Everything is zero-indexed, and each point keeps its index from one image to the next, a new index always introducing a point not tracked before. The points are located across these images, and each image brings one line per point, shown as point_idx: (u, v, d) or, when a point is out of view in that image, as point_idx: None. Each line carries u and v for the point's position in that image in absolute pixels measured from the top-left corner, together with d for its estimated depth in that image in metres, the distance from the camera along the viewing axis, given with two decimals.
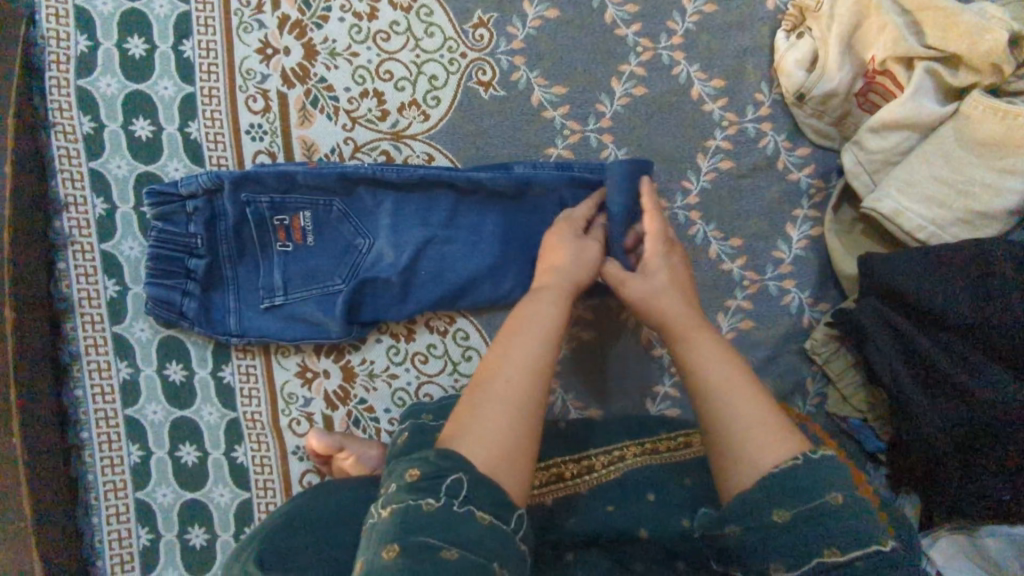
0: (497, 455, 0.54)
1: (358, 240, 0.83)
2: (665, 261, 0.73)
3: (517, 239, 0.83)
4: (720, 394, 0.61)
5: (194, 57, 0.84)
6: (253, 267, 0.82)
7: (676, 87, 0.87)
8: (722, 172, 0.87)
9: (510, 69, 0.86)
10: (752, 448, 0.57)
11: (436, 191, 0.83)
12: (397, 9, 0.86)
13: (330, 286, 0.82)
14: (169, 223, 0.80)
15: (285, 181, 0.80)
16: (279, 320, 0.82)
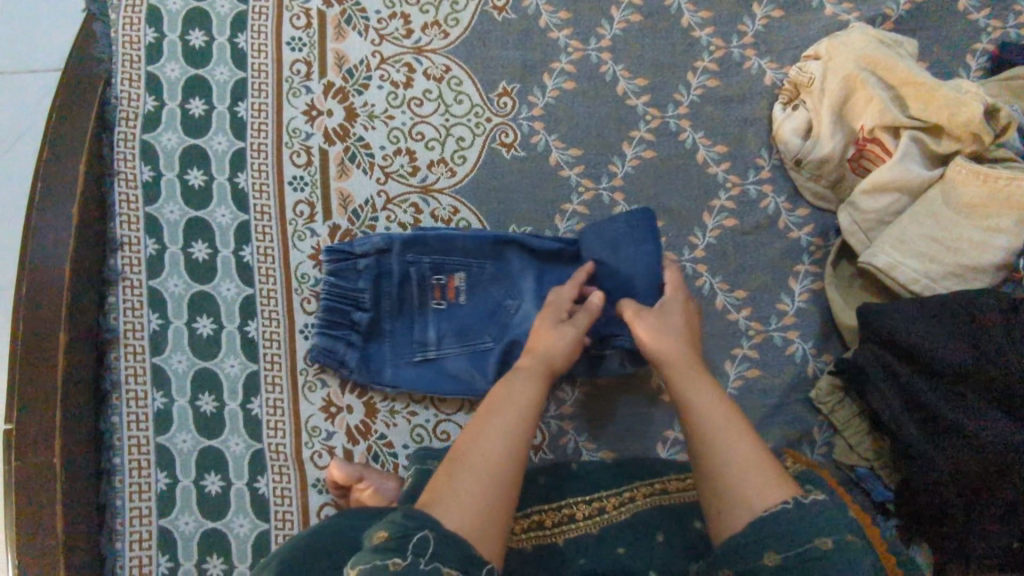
0: (475, 514, 0.59)
1: (508, 300, 0.89)
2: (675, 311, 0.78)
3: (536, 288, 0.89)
4: (716, 447, 0.64)
5: (247, 116, 0.94)
6: (410, 322, 0.90)
7: (682, 151, 0.95)
8: (726, 229, 0.93)
9: (531, 133, 0.95)
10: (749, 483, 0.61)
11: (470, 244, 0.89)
12: (430, 79, 0.96)
13: (479, 343, 0.88)
14: (338, 278, 0.89)
15: (447, 244, 0.89)
16: (435, 372, 0.88)
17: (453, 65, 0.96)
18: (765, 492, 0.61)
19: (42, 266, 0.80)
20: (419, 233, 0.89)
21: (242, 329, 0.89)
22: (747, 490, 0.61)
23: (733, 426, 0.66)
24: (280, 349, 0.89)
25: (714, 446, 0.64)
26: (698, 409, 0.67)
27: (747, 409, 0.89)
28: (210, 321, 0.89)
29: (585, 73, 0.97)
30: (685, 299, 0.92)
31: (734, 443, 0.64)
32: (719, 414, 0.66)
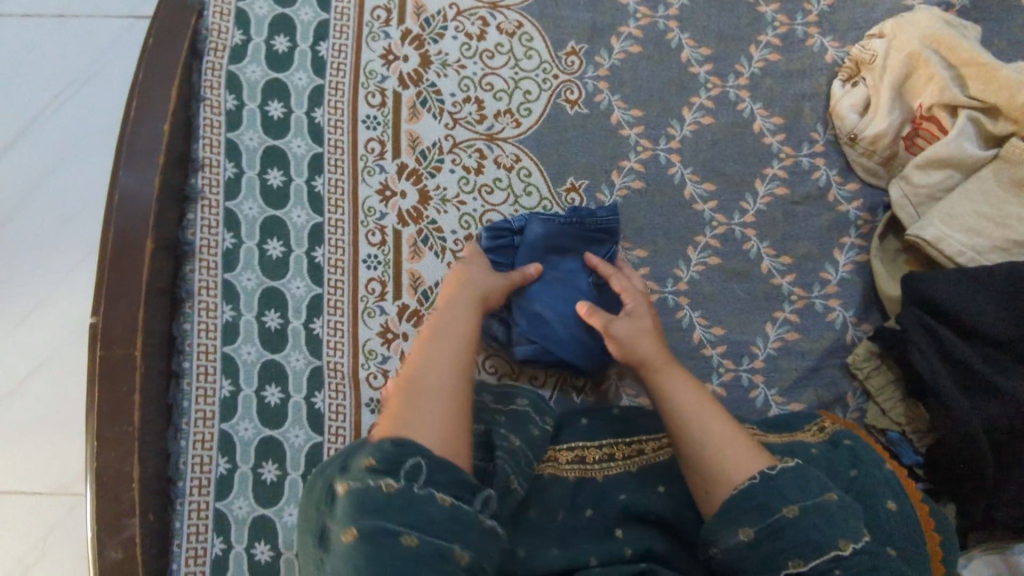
0: (442, 426, 0.62)
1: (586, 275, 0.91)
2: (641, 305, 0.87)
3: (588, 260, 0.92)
4: (690, 432, 0.73)
5: (327, 55, 0.99)
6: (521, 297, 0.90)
7: (740, 120, 0.98)
8: (777, 197, 0.97)
9: (595, 92, 0.99)
10: (729, 469, 0.68)
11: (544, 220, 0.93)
12: (503, 34, 1.00)
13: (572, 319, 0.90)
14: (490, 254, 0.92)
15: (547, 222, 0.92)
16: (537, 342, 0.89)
17: (525, 22, 1.00)
18: (743, 465, 0.68)
19: (134, 180, 0.87)
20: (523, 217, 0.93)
21: (309, 255, 0.95)
22: (725, 468, 0.68)
23: (703, 403, 0.75)
24: (343, 275, 0.95)
25: (689, 433, 0.72)
26: (673, 403, 0.76)
27: (785, 369, 0.93)
28: (280, 244, 0.95)
29: (652, 38, 1.00)
30: (732, 261, 0.96)
31: (709, 429, 0.72)
32: (693, 396, 0.76)
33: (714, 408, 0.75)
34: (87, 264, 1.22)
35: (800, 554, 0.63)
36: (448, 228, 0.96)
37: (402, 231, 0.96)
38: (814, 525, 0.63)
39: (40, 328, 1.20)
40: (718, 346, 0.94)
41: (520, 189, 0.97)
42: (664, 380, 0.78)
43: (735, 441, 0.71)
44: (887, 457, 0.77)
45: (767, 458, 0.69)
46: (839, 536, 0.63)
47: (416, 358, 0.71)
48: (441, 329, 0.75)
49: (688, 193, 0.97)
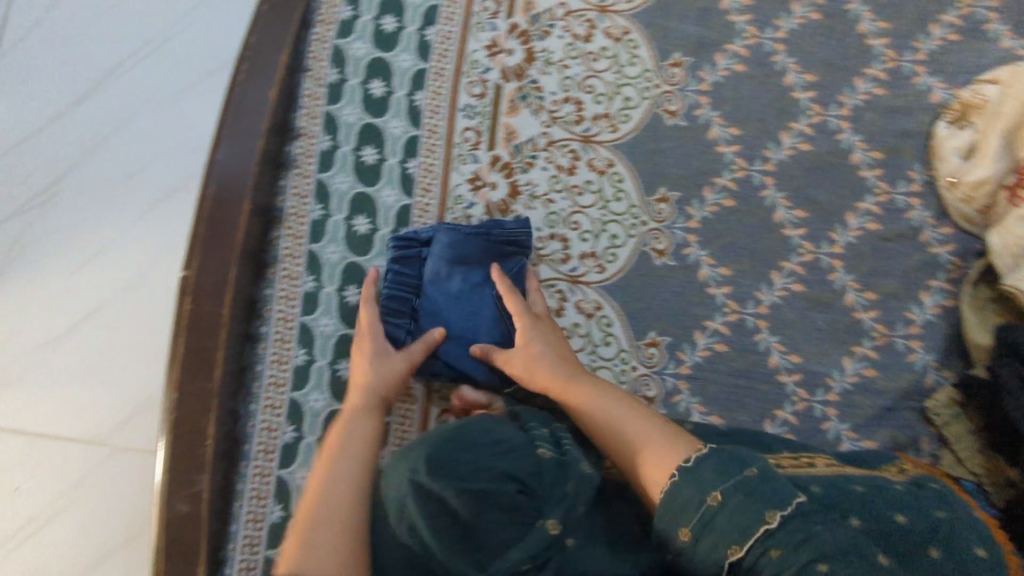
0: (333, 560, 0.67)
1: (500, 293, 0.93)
2: (535, 332, 0.88)
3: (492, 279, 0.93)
4: (632, 442, 0.74)
5: (433, 41, 1.00)
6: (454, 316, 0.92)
7: (838, 150, 0.98)
8: (868, 231, 0.96)
9: (695, 106, 0.98)
10: (665, 461, 0.69)
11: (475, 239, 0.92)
12: (609, 38, 1.00)
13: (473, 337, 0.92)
14: (400, 265, 0.92)
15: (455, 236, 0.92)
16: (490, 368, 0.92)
17: (632, 28, 1.00)
18: (665, 453, 0.70)
19: (238, 147, 0.90)
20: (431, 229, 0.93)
21: (395, 235, 0.95)
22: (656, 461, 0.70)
23: (618, 413, 0.78)
24: None
25: (630, 440, 0.75)
26: (599, 421, 0.79)
27: (859, 405, 0.92)
28: (367, 221, 0.95)
29: (758, 59, 1.00)
30: (816, 289, 0.95)
31: (639, 430, 0.75)
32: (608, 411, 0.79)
33: (639, 413, 0.78)
34: (153, 218, 1.23)
35: (733, 537, 0.60)
36: (533, 225, 0.96)
37: (488, 222, 0.96)
38: (741, 505, 0.61)
39: (97, 275, 1.20)
40: (793, 374, 0.93)
41: (610, 194, 0.96)
42: (588, 400, 0.81)
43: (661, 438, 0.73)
44: (974, 505, 0.76)
45: (687, 445, 0.71)
46: (765, 508, 0.60)
47: (317, 479, 0.76)
48: (343, 452, 0.79)
49: (778, 217, 0.96)
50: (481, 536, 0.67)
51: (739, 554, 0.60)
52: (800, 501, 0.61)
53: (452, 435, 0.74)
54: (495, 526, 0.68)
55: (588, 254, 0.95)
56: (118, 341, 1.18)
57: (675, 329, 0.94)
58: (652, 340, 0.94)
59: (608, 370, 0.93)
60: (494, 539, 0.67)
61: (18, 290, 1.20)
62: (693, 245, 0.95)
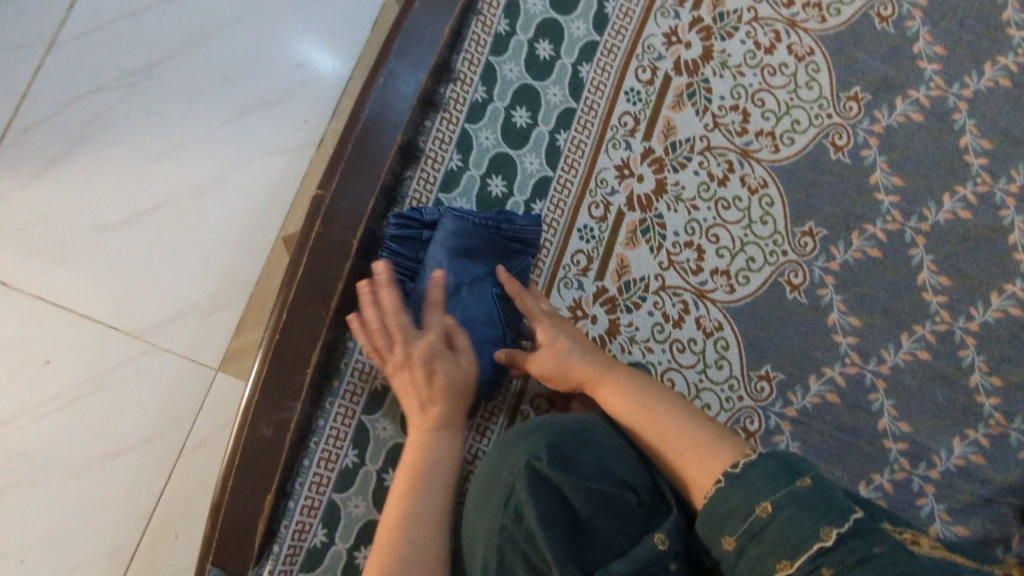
0: None
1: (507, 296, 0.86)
2: (561, 326, 0.84)
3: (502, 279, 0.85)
4: (668, 447, 0.70)
5: (612, 15, 0.95)
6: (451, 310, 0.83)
7: (997, 225, 0.93)
8: (1009, 315, 0.92)
9: (863, 145, 0.94)
10: (701, 472, 0.65)
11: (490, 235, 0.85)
12: (792, 55, 0.95)
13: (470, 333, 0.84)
14: (401, 245, 0.83)
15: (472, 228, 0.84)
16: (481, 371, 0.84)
17: (817, 51, 0.96)
18: (705, 463, 0.65)
19: (398, 81, 0.87)
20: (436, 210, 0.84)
21: (528, 205, 0.91)
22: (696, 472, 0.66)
23: (655, 408, 0.74)
24: (554, 236, 0.91)
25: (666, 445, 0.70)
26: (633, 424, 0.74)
27: (961, 489, 0.88)
28: (503, 183, 0.91)
29: (937, 113, 0.95)
30: (942, 362, 0.91)
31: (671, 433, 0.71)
32: (639, 405, 0.75)
33: (670, 410, 0.73)
34: (255, 124, 1.19)
35: (784, 552, 0.53)
36: (671, 227, 0.92)
37: (626, 215, 0.92)
38: (793, 520, 0.54)
39: (183, 164, 1.16)
40: (900, 442, 0.90)
41: (756, 215, 0.92)
42: (616, 398, 0.77)
43: (693, 441, 0.69)
44: None
45: (723, 449, 0.66)
46: (822, 524, 0.53)
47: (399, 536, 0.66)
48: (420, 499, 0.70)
49: (921, 278, 0.92)
50: (593, 538, 0.62)
51: (789, 572, 0.53)
52: (858, 518, 0.54)
53: (575, 432, 0.70)
54: (608, 531, 0.62)
55: (720, 271, 0.91)
56: (191, 239, 1.14)
57: (791, 367, 0.90)
58: (765, 374, 0.90)
59: (714, 394, 0.89)
60: (606, 545, 0.62)
61: (94, 160, 1.14)
62: (828, 287, 0.92)
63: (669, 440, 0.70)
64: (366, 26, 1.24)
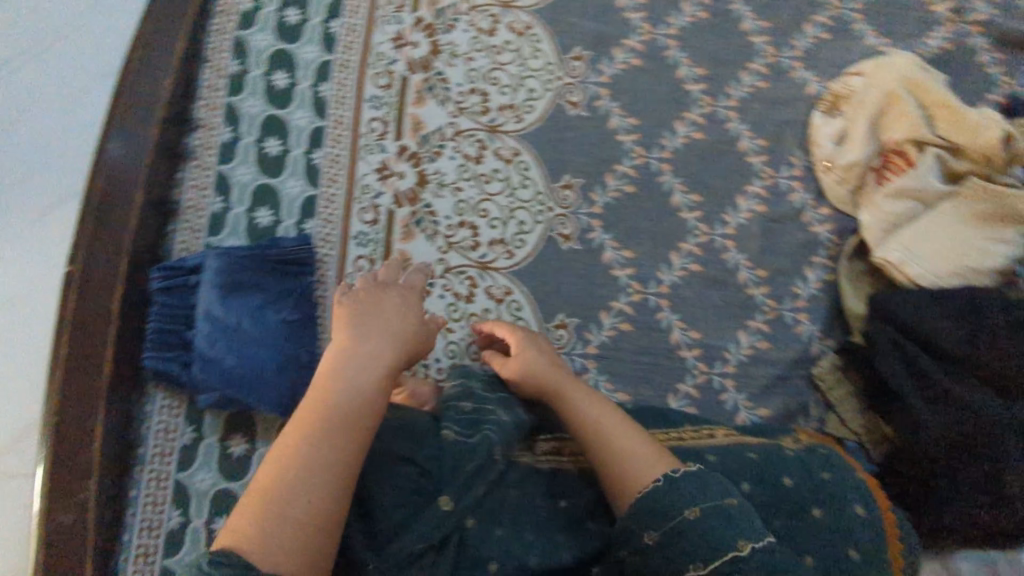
0: (308, 526, 0.55)
1: (292, 316, 0.87)
2: (534, 348, 0.84)
3: (283, 301, 0.87)
4: (604, 441, 0.69)
5: (338, 33, 1.00)
6: (235, 344, 0.83)
7: (727, 139, 1.04)
8: (756, 213, 1.03)
9: (595, 97, 1.03)
10: (637, 467, 0.66)
11: (258, 263, 0.87)
12: (513, 33, 1.03)
13: (261, 361, 0.84)
14: (170, 295, 0.85)
15: (238, 261, 0.86)
16: (281, 395, 0.84)
17: (535, 24, 1.04)
18: (649, 463, 0.66)
19: (131, 139, 0.86)
20: (198, 255, 0.87)
21: (299, 226, 0.94)
22: (631, 470, 0.65)
23: (597, 419, 0.72)
24: (333, 249, 0.94)
25: (604, 442, 0.69)
26: (576, 418, 0.74)
27: (753, 375, 0.98)
28: (270, 213, 0.94)
29: (653, 54, 1.06)
30: (711, 269, 1.01)
31: (622, 435, 0.69)
32: (589, 407, 0.74)
33: (614, 412, 0.73)
34: None
35: (706, 556, 0.59)
36: (442, 213, 0.97)
37: (396, 212, 0.96)
38: (711, 529, 0.59)
39: None
40: (694, 349, 0.98)
41: (517, 182, 0.99)
42: (568, 398, 0.76)
43: (638, 443, 0.68)
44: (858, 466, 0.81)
45: (666, 463, 0.66)
46: (739, 536, 0.59)
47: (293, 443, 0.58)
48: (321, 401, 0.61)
49: (675, 201, 1.02)
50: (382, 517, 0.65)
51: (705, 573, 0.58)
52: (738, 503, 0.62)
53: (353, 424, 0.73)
54: (398, 506, 0.66)
55: (497, 240, 0.97)
56: None
57: (582, 311, 0.97)
58: (561, 323, 0.97)
59: None
60: (393, 518, 0.65)
61: None
62: (597, 229, 1.00)
63: (603, 432, 0.70)
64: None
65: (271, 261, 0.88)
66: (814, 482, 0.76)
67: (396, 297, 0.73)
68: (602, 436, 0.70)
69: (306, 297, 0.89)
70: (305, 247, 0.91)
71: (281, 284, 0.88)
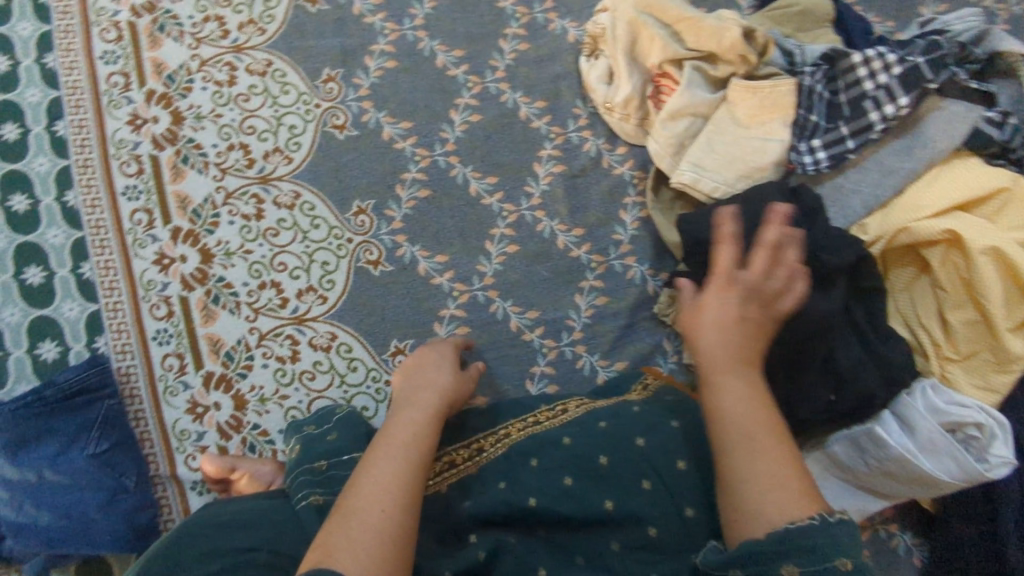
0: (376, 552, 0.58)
1: (99, 447, 0.82)
2: (749, 319, 0.70)
3: (84, 436, 0.82)
4: (735, 463, 0.62)
5: (67, 134, 0.93)
6: (45, 500, 0.78)
7: (505, 111, 1.02)
8: (556, 174, 1.01)
9: (360, 113, 0.99)
10: (770, 512, 0.58)
11: (45, 408, 0.81)
12: (254, 75, 0.98)
13: (80, 506, 0.79)
14: None
15: (19, 414, 0.80)
16: (114, 531, 0.80)
17: (274, 59, 0.99)
18: (797, 508, 0.58)
19: None
20: None
21: (90, 347, 0.87)
22: (754, 511, 0.59)
23: (758, 421, 0.64)
24: (133, 359, 0.88)
25: (734, 467, 0.62)
26: (719, 414, 0.66)
27: (601, 334, 0.97)
28: (54, 345, 0.87)
29: (405, 51, 1.02)
30: (530, 244, 0.98)
31: (767, 451, 0.62)
32: (746, 414, 0.65)
33: (774, 433, 0.64)
34: None
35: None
36: (238, 282, 0.92)
37: (189, 297, 0.91)
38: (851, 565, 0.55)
39: None
40: (536, 329, 0.96)
41: (306, 224, 0.95)
42: (719, 397, 0.67)
43: (790, 477, 0.61)
44: None
45: (819, 503, 0.59)
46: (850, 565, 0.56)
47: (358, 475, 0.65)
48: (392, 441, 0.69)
49: (473, 190, 0.99)
50: None
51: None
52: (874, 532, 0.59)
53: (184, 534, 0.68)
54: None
55: (305, 289, 0.93)
56: None
57: (416, 331, 0.94)
58: (397, 349, 0.93)
59: (365, 395, 0.91)
60: None
61: None
62: (403, 245, 0.96)
63: (755, 461, 0.61)
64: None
65: (59, 400, 0.82)
66: None
67: (450, 374, 0.83)
68: (739, 460, 0.62)
69: (110, 422, 0.84)
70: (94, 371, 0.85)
71: (77, 419, 0.82)
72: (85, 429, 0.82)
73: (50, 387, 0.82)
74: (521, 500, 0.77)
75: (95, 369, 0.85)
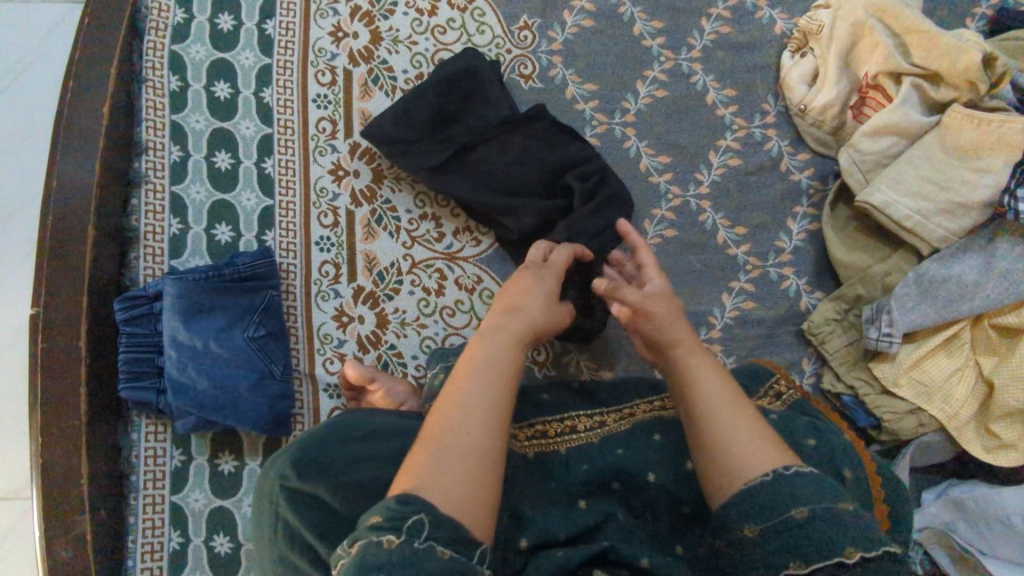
0: (452, 483, 0.53)
1: (258, 332, 0.87)
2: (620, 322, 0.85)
3: (248, 317, 0.87)
4: (716, 432, 0.63)
5: (274, 34, 0.97)
6: (206, 369, 0.84)
7: (693, 92, 0.99)
8: (731, 167, 0.97)
9: (549, 66, 0.98)
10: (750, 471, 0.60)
11: (220, 284, 0.86)
12: (454, 9, 0.99)
13: (233, 381, 0.84)
14: (136, 326, 0.84)
15: (198, 286, 0.85)
16: (257, 412, 0.84)
17: None
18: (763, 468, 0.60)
19: (71, 171, 0.82)
20: (156, 282, 0.85)
21: (260, 239, 0.92)
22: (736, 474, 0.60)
23: (721, 401, 0.65)
24: (295, 258, 0.93)
25: (717, 434, 0.62)
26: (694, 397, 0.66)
27: (744, 338, 0.93)
28: (229, 229, 0.92)
29: (604, 13, 1.00)
30: (688, 233, 0.95)
31: (734, 429, 0.62)
32: (715, 392, 0.65)
33: (737, 406, 0.64)
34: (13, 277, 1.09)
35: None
36: (402, 208, 0.95)
37: (355, 212, 0.94)
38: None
39: None
40: None
41: None
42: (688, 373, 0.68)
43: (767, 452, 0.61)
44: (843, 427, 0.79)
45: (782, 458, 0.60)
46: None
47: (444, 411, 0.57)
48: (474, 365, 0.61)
49: (643, 165, 0.96)
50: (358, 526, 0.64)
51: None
52: None
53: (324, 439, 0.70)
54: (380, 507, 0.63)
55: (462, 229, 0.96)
56: None
57: None
58: None
59: None
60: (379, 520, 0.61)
61: None
62: None
63: (731, 437, 0.62)
64: (49, 107, 1.14)
65: (231, 280, 0.87)
66: (799, 447, 0.72)
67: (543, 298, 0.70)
68: (720, 434, 0.62)
69: (271, 311, 0.88)
70: (266, 261, 0.89)
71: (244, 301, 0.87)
72: (249, 312, 0.87)
73: (228, 266, 0.88)
74: (639, 471, 0.75)
75: (266, 258, 0.90)
